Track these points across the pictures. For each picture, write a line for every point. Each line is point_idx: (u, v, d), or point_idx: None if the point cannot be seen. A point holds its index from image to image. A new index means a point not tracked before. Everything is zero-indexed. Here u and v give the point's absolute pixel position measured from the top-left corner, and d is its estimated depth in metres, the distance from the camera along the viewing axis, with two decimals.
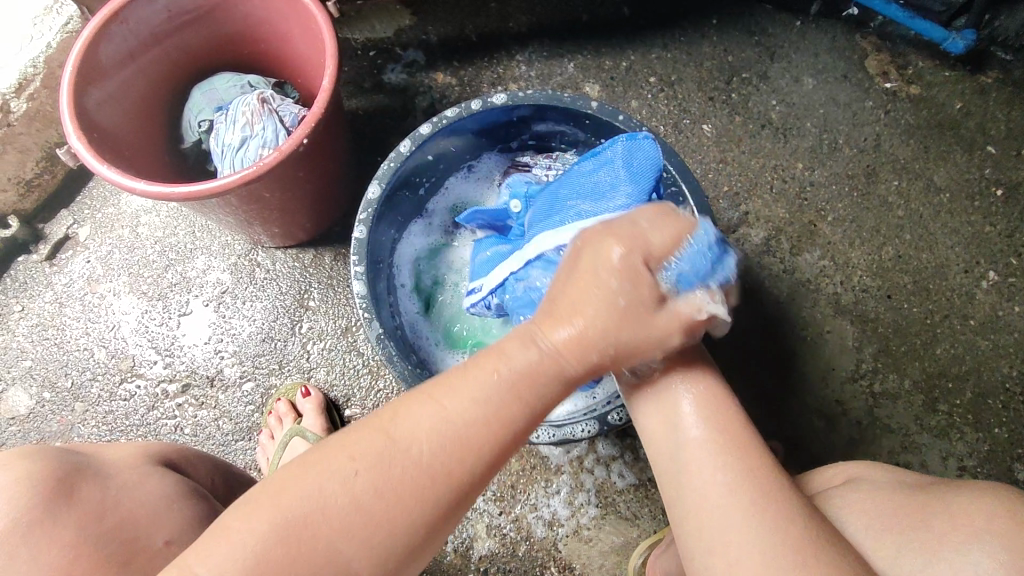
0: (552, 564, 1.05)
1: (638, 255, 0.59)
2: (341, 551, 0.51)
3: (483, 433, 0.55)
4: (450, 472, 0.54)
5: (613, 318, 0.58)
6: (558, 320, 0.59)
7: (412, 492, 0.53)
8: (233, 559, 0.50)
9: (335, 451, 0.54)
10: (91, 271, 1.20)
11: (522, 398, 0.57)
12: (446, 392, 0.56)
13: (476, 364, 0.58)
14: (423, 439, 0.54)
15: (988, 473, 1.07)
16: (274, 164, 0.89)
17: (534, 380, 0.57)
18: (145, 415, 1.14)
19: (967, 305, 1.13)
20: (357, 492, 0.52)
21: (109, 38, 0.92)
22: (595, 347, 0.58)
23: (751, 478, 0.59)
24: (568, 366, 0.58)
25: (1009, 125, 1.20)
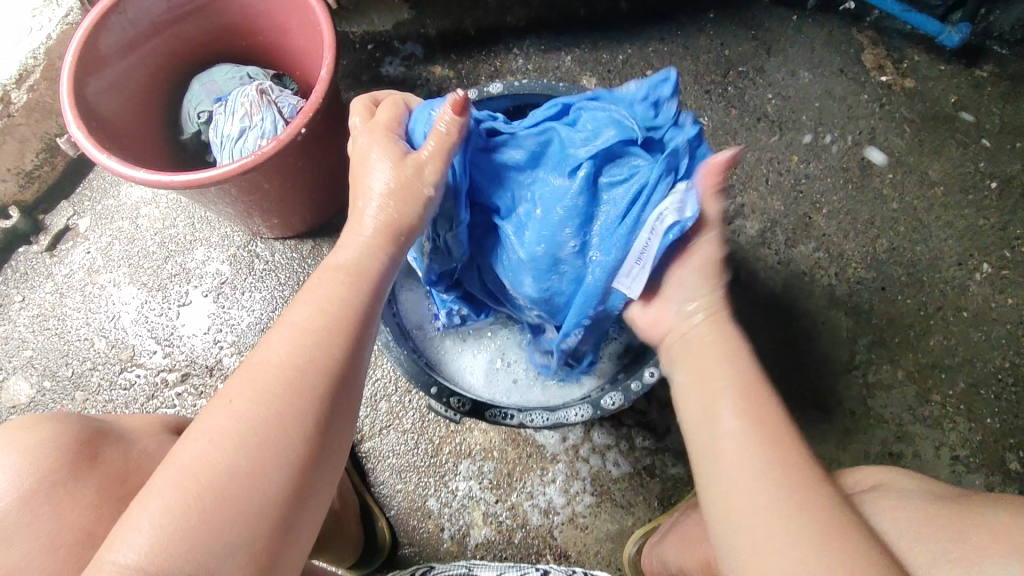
0: (547, 551, 1.06)
1: (383, 130, 0.70)
2: (248, 461, 0.54)
3: (331, 319, 0.62)
4: (317, 361, 0.59)
5: (395, 177, 0.67)
6: (359, 218, 0.68)
7: (287, 388, 0.57)
8: (149, 527, 0.50)
9: (211, 404, 0.57)
10: (91, 262, 1.21)
11: (356, 290, 0.65)
12: (287, 317, 0.62)
13: (309, 286, 0.64)
14: (279, 349, 0.59)
15: (980, 462, 1.08)
16: (273, 153, 0.89)
17: (362, 258, 0.66)
18: (145, 404, 1.15)
19: (960, 296, 1.14)
20: (243, 414, 0.55)
21: (109, 29, 0.93)
22: (396, 209, 0.67)
23: (788, 472, 0.54)
24: (383, 241, 0.67)
25: (1003, 118, 1.21)
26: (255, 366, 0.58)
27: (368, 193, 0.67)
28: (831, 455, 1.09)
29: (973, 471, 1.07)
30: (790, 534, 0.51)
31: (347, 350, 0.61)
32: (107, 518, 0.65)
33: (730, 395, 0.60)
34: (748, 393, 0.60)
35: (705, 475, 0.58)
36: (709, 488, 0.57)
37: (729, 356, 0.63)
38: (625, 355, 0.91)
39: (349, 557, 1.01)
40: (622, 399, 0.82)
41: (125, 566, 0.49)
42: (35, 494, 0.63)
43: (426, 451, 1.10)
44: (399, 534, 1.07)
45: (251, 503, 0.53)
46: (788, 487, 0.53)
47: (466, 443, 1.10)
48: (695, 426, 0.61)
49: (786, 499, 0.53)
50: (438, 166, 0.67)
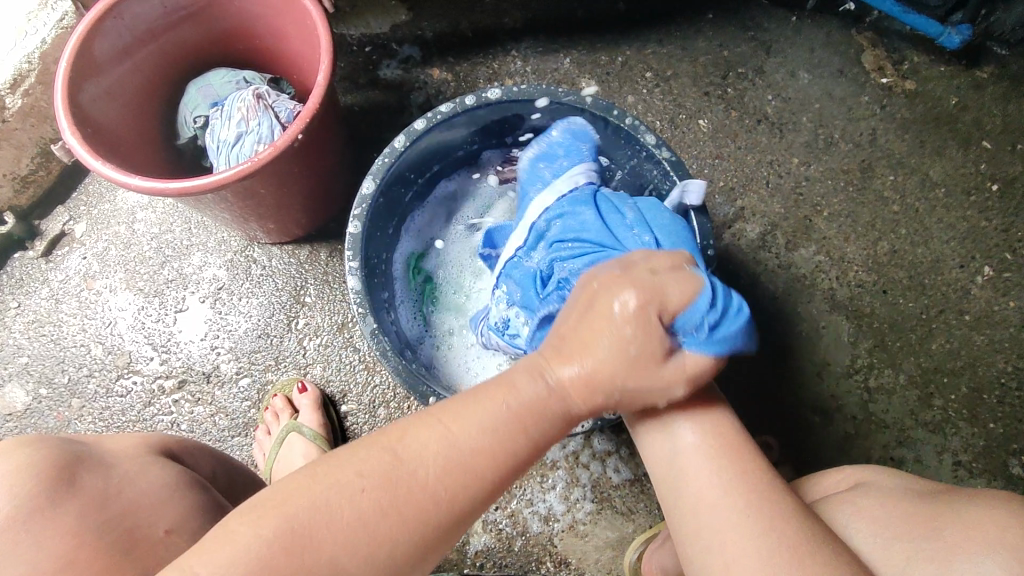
0: (548, 559, 1.05)
1: (649, 301, 0.58)
2: (343, 571, 0.48)
3: (491, 461, 0.54)
4: (458, 499, 0.52)
5: (619, 356, 0.57)
6: (568, 356, 0.58)
7: (416, 516, 0.51)
8: (236, 564, 0.47)
9: (342, 467, 0.51)
10: (87, 268, 1.20)
11: (527, 432, 0.56)
12: (456, 419, 0.54)
13: (488, 394, 0.56)
14: (434, 463, 0.52)
15: (983, 467, 1.07)
16: (269, 159, 0.89)
17: (546, 403, 0.56)
18: (142, 411, 1.14)
19: (962, 300, 1.13)
20: (363, 515, 0.49)
21: (104, 34, 0.92)
22: (604, 382, 0.57)
23: (745, 480, 0.60)
24: (575, 402, 0.57)
25: (1005, 120, 1.20)
26: (403, 461, 0.52)
27: (590, 353, 0.57)
28: (832, 461, 1.08)
29: (975, 476, 1.07)
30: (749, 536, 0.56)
31: (487, 499, 0.54)
32: (87, 546, 0.63)
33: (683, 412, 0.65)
34: (699, 406, 0.65)
35: (670, 490, 0.63)
36: (678, 504, 0.62)
37: None
38: None
39: None
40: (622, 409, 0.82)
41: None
42: (14, 520, 0.63)
43: None
44: None
45: None
46: (741, 497, 0.58)
47: None
48: (651, 440, 0.66)
49: (746, 508, 0.58)
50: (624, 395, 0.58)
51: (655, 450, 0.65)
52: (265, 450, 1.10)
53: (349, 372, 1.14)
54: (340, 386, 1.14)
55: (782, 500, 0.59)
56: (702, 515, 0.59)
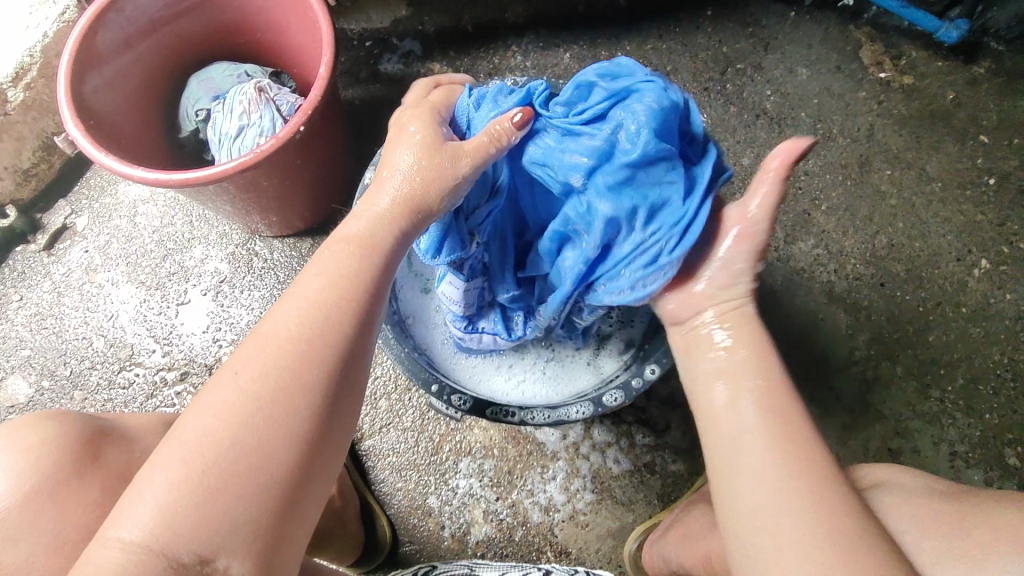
0: (549, 548, 1.06)
1: (425, 113, 0.74)
2: (247, 439, 0.51)
3: (342, 296, 0.60)
4: (330, 340, 0.57)
5: (423, 162, 0.69)
6: (380, 191, 0.70)
7: (295, 365, 0.55)
8: (156, 494, 0.48)
9: (217, 377, 0.55)
10: (89, 261, 1.20)
11: (363, 257, 0.64)
12: (296, 287, 0.60)
13: (325, 259, 0.63)
14: (287, 321, 0.57)
15: (980, 457, 1.08)
16: (271, 151, 0.89)
17: (376, 232, 0.66)
18: (145, 403, 1.14)
19: (958, 293, 1.14)
20: (247, 388, 0.53)
21: (107, 27, 0.93)
22: (418, 184, 0.68)
23: (810, 473, 0.54)
24: (401, 218, 0.68)
25: (1001, 115, 1.21)
26: (265, 343, 0.56)
27: (398, 164, 0.70)
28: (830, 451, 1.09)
29: (972, 466, 1.08)
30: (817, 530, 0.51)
31: (358, 329, 0.60)
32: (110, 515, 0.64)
33: (747, 391, 0.60)
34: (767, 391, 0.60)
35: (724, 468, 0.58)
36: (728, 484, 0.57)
37: (742, 353, 0.62)
38: (628, 352, 0.91)
39: (351, 556, 1.01)
40: (623, 396, 0.83)
41: (125, 539, 0.47)
42: (38, 495, 0.63)
43: (427, 448, 1.10)
44: (400, 532, 1.07)
45: (253, 486, 0.50)
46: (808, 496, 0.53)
47: (467, 441, 1.10)
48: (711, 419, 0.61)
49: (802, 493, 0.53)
50: (467, 162, 0.68)
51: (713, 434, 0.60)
52: None
53: None
54: None
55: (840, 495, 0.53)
56: (747, 499, 0.55)
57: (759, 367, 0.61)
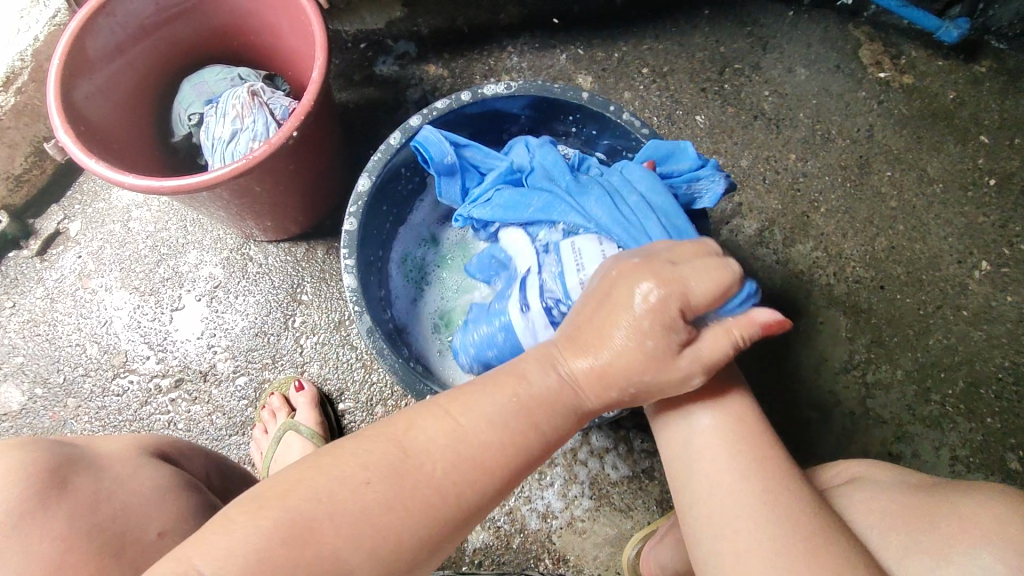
0: (547, 556, 1.05)
1: (671, 305, 0.57)
2: (348, 559, 0.47)
3: (499, 450, 0.55)
4: (466, 490, 0.53)
5: (641, 345, 0.57)
6: (580, 349, 0.59)
7: (423, 508, 0.51)
8: (235, 558, 0.45)
9: (349, 462, 0.52)
10: (82, 267, 1.19)
11: (535, 426, 0.57)
12: (463, 411, 0.56)
13: (496, 386, 0.57)
14: (441, 453, 0.53)
15: (981, 462, 1.07)
16: (264, 157, 0.88)
17: (557, 402, 0.58)
18: (138, 410, 1.13)
19: (959, 295, 1.13)
20: (369, 507, 0.49)
21: (97, 32, 0.91)
22: (612, 374, 0.58)
23: (762, 471, 0.59)
24: (585, 396, 0.59)
25: (1001, 115, 1.20)
26: (407, 460, 0.53)
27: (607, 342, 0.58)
28: (830, 456, 1.08)
29: (973, 471, 1.07)
30: (768, 524, 0.55)
31: (493, 496, 0.55)
32: (77, 549, 0.62)
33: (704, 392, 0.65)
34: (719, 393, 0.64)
35: (684, 472, 0.62)
36: (689, 488, 0.62)
37: None
38: None
39: None
40: (619, 406, 0.82)
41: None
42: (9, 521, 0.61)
43: None
44: None
45: None
46: (758, 488, 0.57)
47: None
48: (667, 423, 0.66)
49: (760, 493, 0.57)
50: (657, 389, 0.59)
51: (675, 437, 0.65)
52: (263, 449, 1.09)
53: (346, 369, 1.14)
54: (337, 384, 1.13)
55: (796, 504, 0.56)
56: (705, 500, 0.59)
57: (715, 370, 0.66)
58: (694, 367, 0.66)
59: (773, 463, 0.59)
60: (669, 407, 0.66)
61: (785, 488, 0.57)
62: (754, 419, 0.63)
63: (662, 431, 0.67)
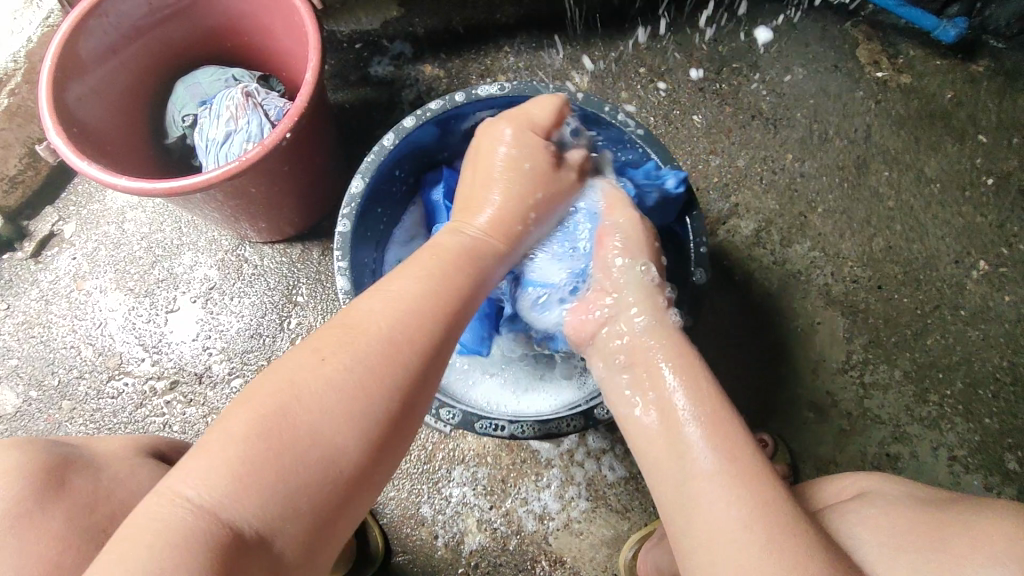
0: (543, 558, 1.05)
1: (528, 124, 0.82)
2: (324, 429, 0.52)
3: (432, 305, 0.63)
4: (416, 340, 0.60)
5: (523, 181, 0.79)
6: (475, 210, 0.77)
7: (379, 367, 0.57)
8: (218, 468, 0.49)
9: (296, 355, 0.57)
10: (77, 268, 1.19)
11: (454, 280, 0.67)
12: (389, 288, 0.63)
13: (415, 264, 0.67)
14: (379, 316, 0.60)
15: (979, 463, 1.07)
16: (258, 158, 0.88)
17: (478, 251, 0.73)
18: (133, 412, 1.13)
19: (957, 295, 1.13)
20: (332, 381, 0.54)
21: (89, 34, 0.91)
22: (513, 219, 0.77)
23: (764, 512, 0.56)
24: (494, 240, 0.75)
25: (1000, 115, 1.20)
26: (354, 328, 0.59)
27: (489, 201, 0.78)
28: (828, 457, 1.08)
29: (971, 472, 1.07)
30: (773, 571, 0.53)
31: (440, 342, 0.62)
32: (73, 550, 0.62)
33: (697, 423, 0.63)
34: (714, 424, 0.62)
35: (680, 511, 0.60)
36: (685, 525, 0.60)
37: (688, 385, 0.65)
38: None
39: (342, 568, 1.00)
40: None
41: (189, 500, 0.47)
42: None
43: (420, 457, 1.09)
44: (393, 542, 1.06)
45: (315, 476, 0.51)
46: (760, 531, 0.55)
47: (460, 449, 1.09)
48: (659, 456, 0.64)
49: (764, 544, 0.54)
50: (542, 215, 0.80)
51: (668, 470, 0.62)
52: None
53: None
54: None
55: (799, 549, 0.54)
56: (706, 548, 0.57)
57: (710, 396, 0.64)
58: (682, 388, 0.65)
59: (773, 502, 0.57)
60: (660, 436, 0.64)
61: (789, 530, 0.55)
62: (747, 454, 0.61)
63: (652, 466, 0.64)
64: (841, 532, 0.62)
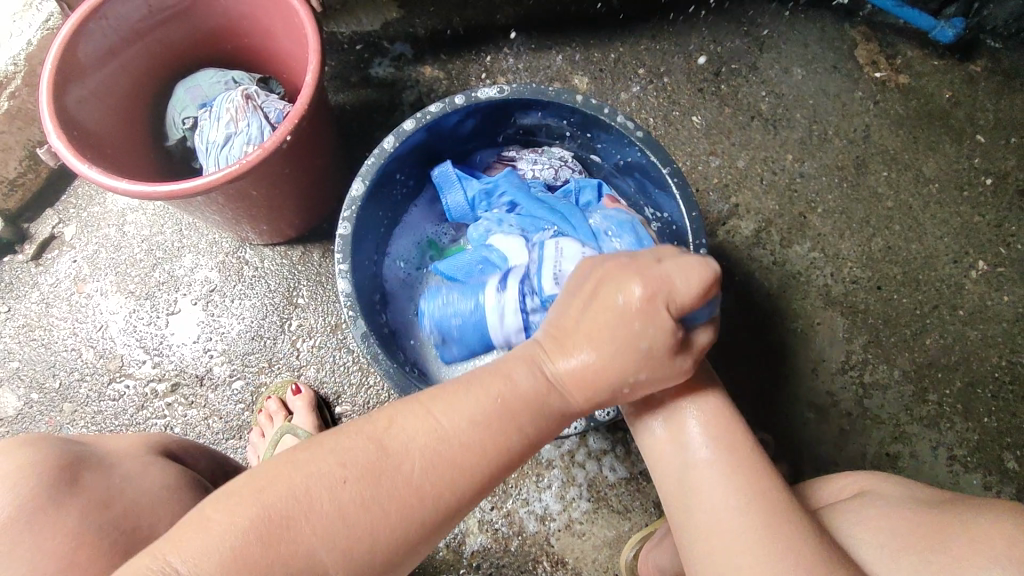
0: (545, 558, 1.05)
1: (659, 287, 0.56)
2: (320, 557, 0.50)
3: (478, 454, 0.56)
4: (443, 490, 0.54)
5: (623, 327, 0.57)
6: (564, 349, 0.60)
7: (399, 510, 0.53)
8: (212, 550, 0.48)
9: (328, 458, 0.54)
10: (77, 271, 1.19)
11: (520, 426, 0.58)
12: (446, 410, 0.57)
13: (480, 384, 0.58)
14: (422, 458, 0.54)
15: (978, 462, 1.07)
16: (258, 161, 0.88)
17: (539, 401, 0.59)
18: (134, 415, 1.13)
19: (956, 295, 1.13)
20: (346, 509, 0.52)
21: (89, 37, 0.91)
22: (607, 377, 0.59)
23: (761, 500, 0.58)
24: (572, 397, 0.60)
25: (998, 114, 1.20)
26: (385, 462, 0.54)
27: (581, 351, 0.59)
28: (829, 457, 1.08)
29: (971, 471, 1.07)
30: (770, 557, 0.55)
31: (470, 498, 0.56)
32: (88, 548, 0.62)
33: (696, 414, 0.64)
34: (714, 415, 0.64)
35: (681, 501, 0.62)
36: (686, 516, 0.61)
37: (689, 379, 0.66)
38: None
39: None
40: (615, 409, 0.82)
41: (175, 572, 0.47)
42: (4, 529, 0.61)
43: None
44: None
45: None
46: (758, 517, 0.57)
47: None
48: (660, 450, 0.65)
49: (760, 530, 0.56)
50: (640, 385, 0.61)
51: (668, 460, 0.64)
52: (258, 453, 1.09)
53: (343, 373, 1.14)
54: (334, 388, 1.13)
55: (794, 536, 0.56)
56: (705, 535, 0.59)
57: (711, 389, 0.66)
58: (686, 381, 0.66)
59: (770, 491, 0.59)
60: (661, 428, 0.66)
61: (785, 518, 0.57)
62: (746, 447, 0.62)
63: (654, 459, 0.66)
64: (842, 533, 0.63)
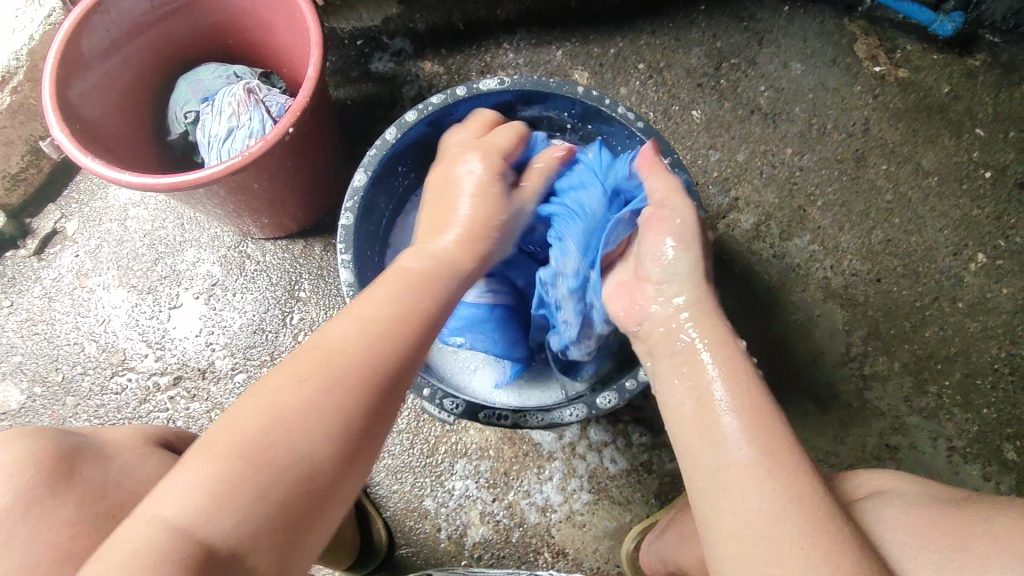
0: (546, 549, 1.05)
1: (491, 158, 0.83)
2: (302, 443, 0.53)
3: (400, 329, 0.63)
4: (385, 357, 0.61)
5: (478, 198, 0.80)
6: (444, 229, 0.78)
7: (354, 381, 0.58)
8: (195, 482, 0.49)
9: (277, 374, 0.58)
10: (79, 265, 1.19)
11: (427, 297, 0.68)
12: (359, 306, 0.64)
13: (380, 287, 0.67)
14: (353, 339, 0.60)
15: (978, 453, 1.08)
16: (260, 153, 0.88)
17: (436, 268, 0.72)
18: (137, 408, 1.14)
19: (956, 287, 1.14)
20: (307, 399, 0.55)
21: (92, 31, 0.91)
22: (482, 235, 0.78)
23: (799, 503, 0.55)
24: (462, 256, 0.75)
25: (997, 107, 1.21)
26: (317, 359, 0.58)
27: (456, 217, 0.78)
28: (828, 448, 1.09)
29: (970, 462, 1.07)
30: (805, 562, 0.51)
31: (411, 359, 0.63)
32: (84, 538, 0.62)
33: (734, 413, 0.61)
34: (752, 415, 0.61)
35: (709, 499, 0.59)
36: (713, 513, 0.58)
37: (727, 379, 0.64)
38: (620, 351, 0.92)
39: (346, 561, 1.00)
40: (617, 397, 0.82)
41: (168, 522, 0.47)
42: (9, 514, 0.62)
43: (423, 451, 1.09)
44: (397, 535, 1.07)
45: (285, 487, 0.51)
46: (794, 521, 0.54)
47: (463, 443, 1.09)
48: (691, 447, 0.62)
49: (796, 534, 0.53)
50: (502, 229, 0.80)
51: (698, 457, 0.61)
52: None
53: None
54: None
55: (838, 546, 0.52)
56: (735, 534, 0.55)
57: (750, 390, 0.63)
58: (722, 380, 0.64)
59: (808, 495, 0.55)
60: (693, 424, 0.63)
61: (823, 522, 0.54)
62: (786, 450, 0.58)
63: (688, 456, 0.62)
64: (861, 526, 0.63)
